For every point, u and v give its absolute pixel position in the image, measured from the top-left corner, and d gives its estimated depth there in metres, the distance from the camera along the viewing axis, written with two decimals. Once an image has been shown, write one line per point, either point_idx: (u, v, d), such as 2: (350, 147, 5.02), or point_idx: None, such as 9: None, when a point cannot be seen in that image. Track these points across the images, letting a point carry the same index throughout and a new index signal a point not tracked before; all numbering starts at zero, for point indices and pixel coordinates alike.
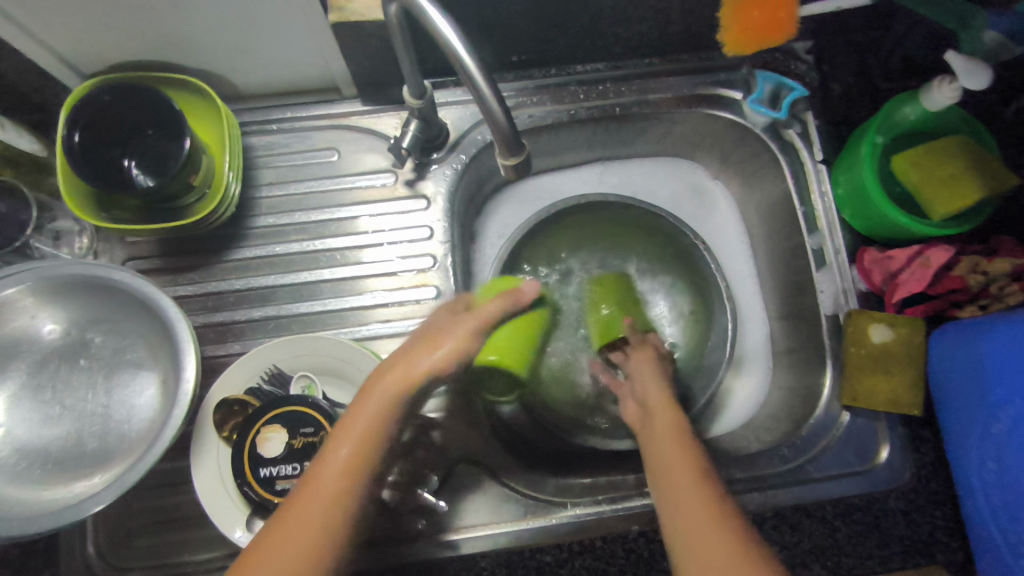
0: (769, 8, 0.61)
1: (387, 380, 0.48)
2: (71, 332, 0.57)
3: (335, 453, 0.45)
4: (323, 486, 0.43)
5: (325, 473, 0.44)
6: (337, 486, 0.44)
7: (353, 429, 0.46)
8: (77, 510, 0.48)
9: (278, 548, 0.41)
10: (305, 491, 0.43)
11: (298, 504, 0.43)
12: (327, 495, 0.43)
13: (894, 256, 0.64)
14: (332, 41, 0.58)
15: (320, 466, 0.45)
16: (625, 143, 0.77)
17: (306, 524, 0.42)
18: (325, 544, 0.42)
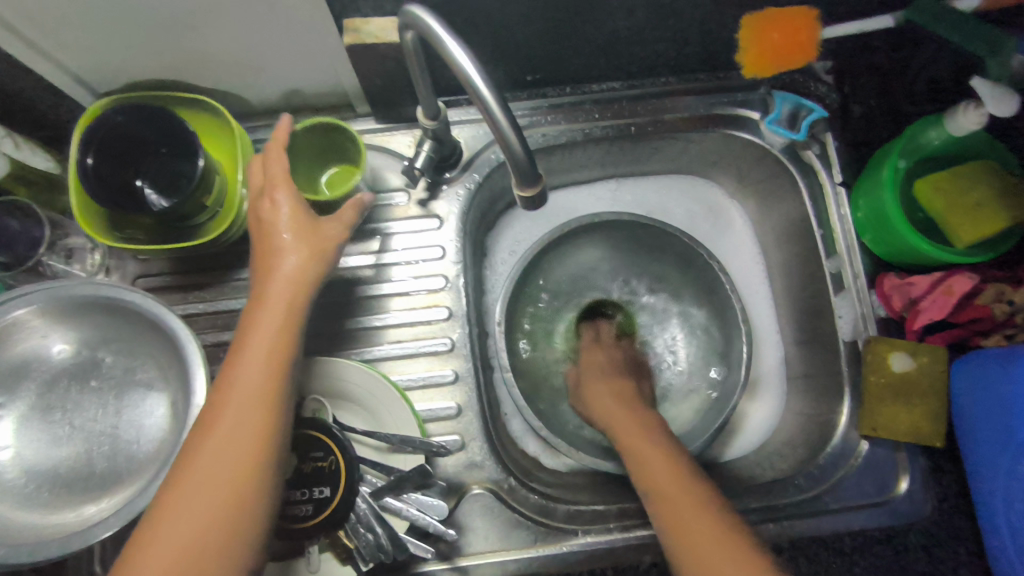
0: (789, 31, 0.60)
1: (277, 312, 0.47)
2: (81, 351, 0.56)
3: (239, 381, 0.45)
4: (231, 413, 0.44)
5: (238, 391, 0.44)
6: (241, 420, 0.44)
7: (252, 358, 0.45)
8: (85, 537, 0.47)
9: (192, 478, 0.42)
10: (216, 424, 0.44)
11: (215, 420, 0.44)
12: (236, 427, 0.43)
13: (915, 283, 0.62)
14: (346, 61, 0.58)
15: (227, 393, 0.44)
16: (639, 162, 0.76)
17: (226, 443, 0.43)
18: (252, 464, 0.43)
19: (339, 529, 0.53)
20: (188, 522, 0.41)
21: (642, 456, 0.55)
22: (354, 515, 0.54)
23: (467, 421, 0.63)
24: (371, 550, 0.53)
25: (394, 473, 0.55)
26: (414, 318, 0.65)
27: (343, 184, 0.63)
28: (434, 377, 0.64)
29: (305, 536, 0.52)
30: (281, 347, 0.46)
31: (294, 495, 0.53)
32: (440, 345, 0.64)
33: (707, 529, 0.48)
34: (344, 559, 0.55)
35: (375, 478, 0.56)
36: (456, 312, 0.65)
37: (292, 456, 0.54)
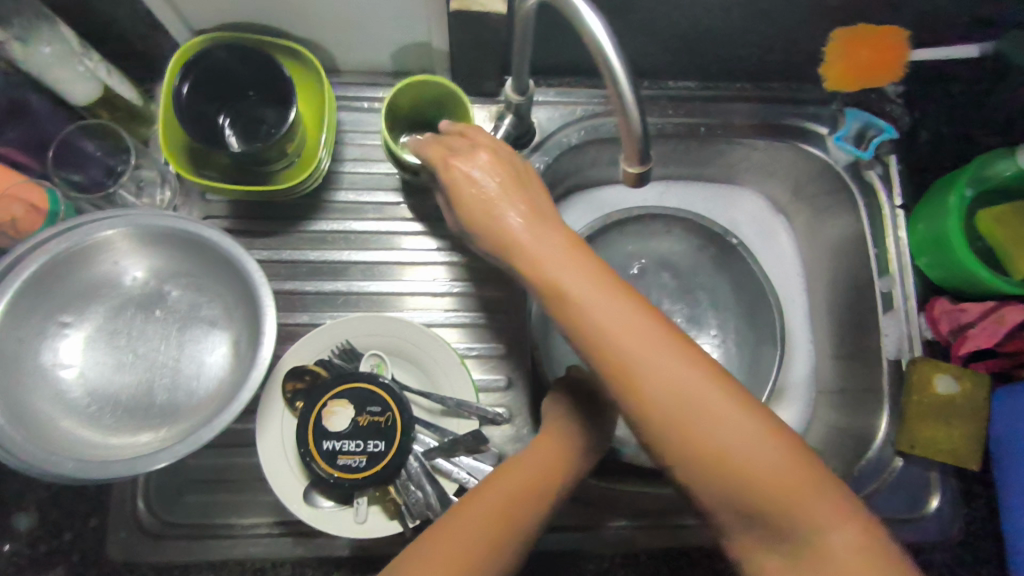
0: (879, 49, 0.62)
1: (535, 454, 0.49)
2: (151, 281, 0.57)
3: (512, 470, 0.47)
4: (475, 522, 0.42)
5: (501, 483, 0.45)
6: (513, 510, 0.43)
7: (534, 465, 0.48)
8: (150, 460, 0.47)
9: (457, 535, 0.41)
10: (472, 503, 0.44)
11: (477, 492, 0.45)
12: (472, 535, 0.41)
13: (966, 309, 0.64)
14: (442, 29, 0.59)
15: (507, 478, 0.46)
16: (700, 164, 0.77)
17: (485, 508, 0.43)
18: (492, 542, 0.41)
19: (389, 484, 0.54)
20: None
21: (711, 430, 0.37)
22: (405, 472, 0.54)
23: (516, 394, 0.63)
24: (419, 508, 0.53)
25: (448, 435, 0.57)
26: (471, 289, 0.66)
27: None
28: (486, 348, 0.64)
29: (358, 487, 0.53)
30: (567, 462, 0.49)
31: (349, 446, 0.54)
32: (494, 319, 0.65)
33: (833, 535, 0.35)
34: (392, 514, 0.54)
35: (428, 438, 0.57)
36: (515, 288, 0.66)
37: (350, 407, 0.55)
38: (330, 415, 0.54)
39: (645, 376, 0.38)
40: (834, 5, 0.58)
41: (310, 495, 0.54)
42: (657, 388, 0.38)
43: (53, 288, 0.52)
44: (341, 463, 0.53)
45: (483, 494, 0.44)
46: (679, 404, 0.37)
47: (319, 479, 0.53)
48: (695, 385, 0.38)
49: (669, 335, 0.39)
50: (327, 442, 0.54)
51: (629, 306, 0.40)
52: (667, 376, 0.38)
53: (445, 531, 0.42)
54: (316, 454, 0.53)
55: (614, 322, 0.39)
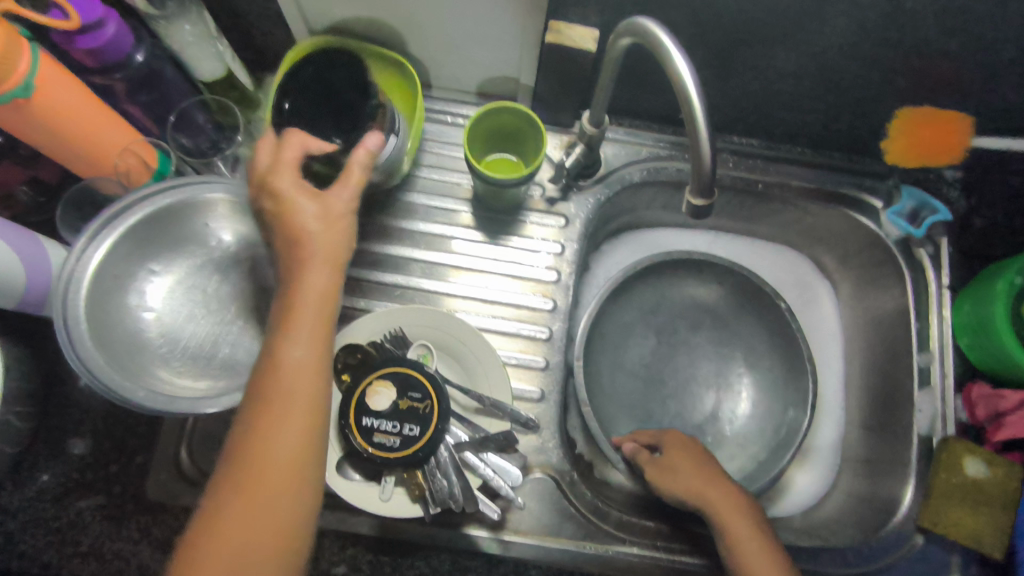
0: (940, 132, 0.65)
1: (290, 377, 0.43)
2: (235, 247, 0.62)
3: (279, 388, 0.43)
4: (256, 468, 0.42)
5: (280, 410, 0.43)
6: (294, 462, 0.43)
7: (297, 389, 0.43)
8: (212, 403, 0.52)
9: (270, 496, 0.42)
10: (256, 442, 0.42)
11: (262, 419, 0.43)
12: (271, 478, 0.42)
13: (1005, 396, 0.64)
14: (533, 58, 0.64)
15: (273, 404, 0.43)
16: (752, 220, 0.80)
17: (278, 452, 0.42)
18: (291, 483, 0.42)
19: (418, 469, 0.56)
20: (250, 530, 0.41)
21: (747, 556, 0.54)
22: (434, 460, 0.57)
23: (546, 407, 0.65)
24: (443, 496, 0.56)
25: (480, 432, 0.59)
26: (519, 301, 0.69)
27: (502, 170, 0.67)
28: (525, 359, 0.67)
29: (388, 465, 0.56)
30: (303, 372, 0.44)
31: (387, 425, 0.57)
32: (538, 333, 0.68)
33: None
34: (416, 498, 0.56)
35: (460, 431, 0.59)
36: (560, 307, 0.69)
37: (392, 390, 0.58)
38: (374, 394, 0.57)
39: (731, 525, 0.55)
40: (902, 85, 0.62)
41: (342, 467, 0.57)
42: (748, 552, 0.54)
43: (152, 236, 0.57)
44: (375, 441, 0.56)
45: (264, 425, 0.43)
46: (754, 563, 0.53)
47: (354, 452, 0.57)
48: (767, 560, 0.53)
49: (745, 515, 0.56)
50: (365, 418, 0.57)
51: (705, 466, 0.59)
52: (745, 542, 0.54)
53: (264, 477, 0.42)
54: (355, 428, 0.56)
55: (695, 478, 0.58)
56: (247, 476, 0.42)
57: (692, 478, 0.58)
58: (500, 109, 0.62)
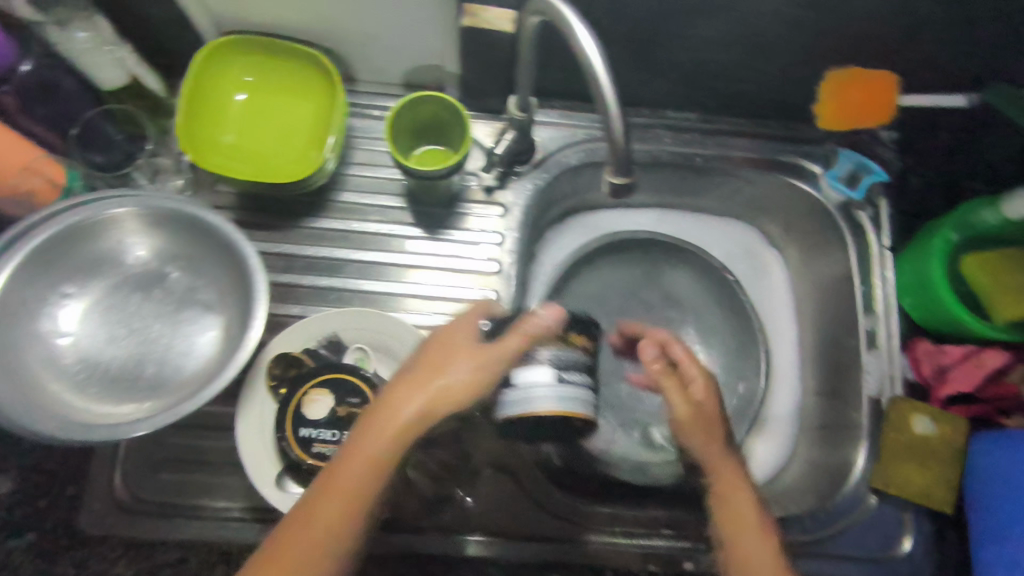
0: (872, 92, 0.64)
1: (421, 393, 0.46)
2: (153, 262, 0.59)
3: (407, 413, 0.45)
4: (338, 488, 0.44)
5: (363, 445, 0.45)
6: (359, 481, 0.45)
7: (375, 441, 0.45)
8: (127, 429, 0.50)
9: (329, 503, 0.44)
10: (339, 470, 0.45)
11: (349, 450, 0.45)
12: (334, 500, 0.44)
13: (947, 351, 0.65)
14: (454, 44, 0.62)
15: (410, 417, 0.46)
16: (696, 194, 0.79)
17: (342, 478, 0.44)
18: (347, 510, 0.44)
19: None
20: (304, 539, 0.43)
21: (736, 519, 0.48)
22: None
23: None
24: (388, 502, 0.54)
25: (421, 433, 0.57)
26: (461, 295, 0.67)
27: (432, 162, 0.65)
28: None
29: None
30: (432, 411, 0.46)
31: (325, 435, 0.55)
32: None
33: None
34: None
35: None
36: (504, 298, 0.68)
37: (329, 396, 0.57)
38: (310, 403, 0.56)
39: (723, 478, 0.49)
40: (828, 48, 0.61)
41: (282, 480, 0.55)
42: (740, 520, 0.48)
43: (59, 258, 0.55)
44: (314, 451, 0.55)
45: (352, 441, 0.46)
46: (744, 534, 0.47)
47: (293, 463, 0.55)
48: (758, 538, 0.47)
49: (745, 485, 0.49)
50: (303, 429, 0.55)
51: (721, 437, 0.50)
52: (737, 512, 0.48)
53: (337, 484, 0.44)
54: (292, 438, 0.55)
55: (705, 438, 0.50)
56: (323, 483, 0.45)
57: (702, 439, 0.50)
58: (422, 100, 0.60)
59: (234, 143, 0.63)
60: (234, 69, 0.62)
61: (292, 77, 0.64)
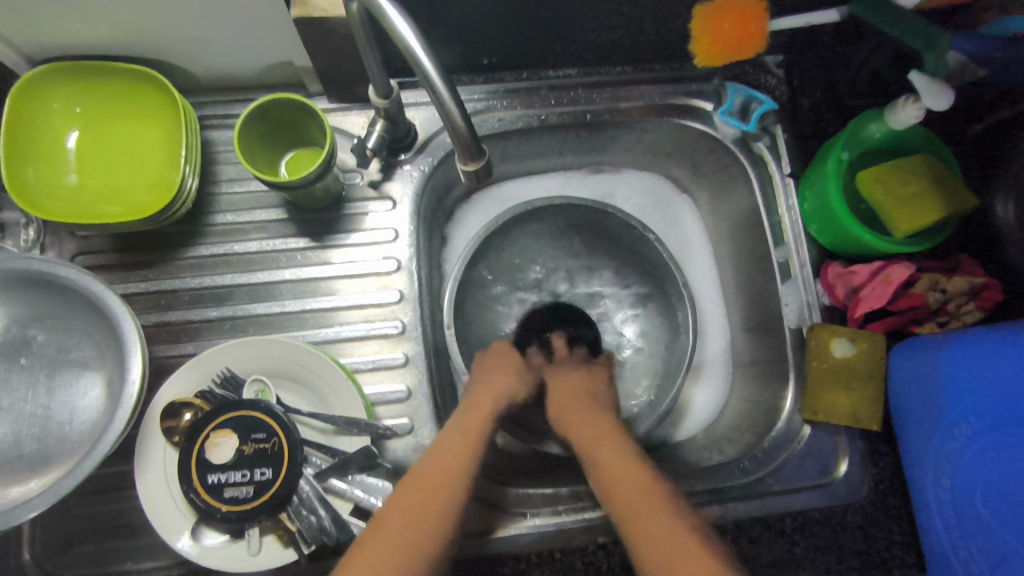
0: (739, 22, 0.62)
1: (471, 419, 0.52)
2: (12, 328, 0.54)
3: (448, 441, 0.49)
4: (401, 513, 0.43)
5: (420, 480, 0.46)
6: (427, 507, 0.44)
7: (430, 477, 0.46)
8: (12, 516, 0.47)
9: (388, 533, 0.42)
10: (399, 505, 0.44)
11: (412, 481, 0.46)
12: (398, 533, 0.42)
13: (857, 272, 0.64)
14: (296, 37, 0.57)
15: (421, 471, 0.47)
16: (596, 151, 0.76)
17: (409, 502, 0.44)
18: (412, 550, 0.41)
19: (281, 510, 0.52)
20: None
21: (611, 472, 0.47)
22: (297, 497, 0.53)
23: (417, 404, 0.62)
24: (313, 533, 0.52)
25: (338, 455, 0.55)
26: (365, 301, 0.64)
27: (305, 168, 0.60)
28: (384, 360, 0.63)
29: (247, 519, 0.51)
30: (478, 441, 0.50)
31: (235, 476, 0.52)
32: (391, 328, 0.64)
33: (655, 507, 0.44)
34: (287, 542, 0.52)
35: (320, 460, 0.56)
36: (409, 295, 0.65)
37: (233, 437, 0.52)
38: (213, 447, 0.52)
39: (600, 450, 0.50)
40: None
41: (197, 530, 0.52)
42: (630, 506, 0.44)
43: None
44: (227, 496, 0.51)
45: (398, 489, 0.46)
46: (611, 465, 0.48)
47: (204, 514, 0.51)
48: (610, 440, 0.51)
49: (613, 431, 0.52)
50: (210, 475, 0.52)
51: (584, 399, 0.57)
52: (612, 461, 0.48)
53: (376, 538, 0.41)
54: (200, 488, 0.51)
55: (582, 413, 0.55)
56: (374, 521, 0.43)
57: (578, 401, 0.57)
58: (271, 102, 0.55)
59: (79, 183, 0.58)
60: (63, 101, 0.57)
61: (122, 99, 0.59)
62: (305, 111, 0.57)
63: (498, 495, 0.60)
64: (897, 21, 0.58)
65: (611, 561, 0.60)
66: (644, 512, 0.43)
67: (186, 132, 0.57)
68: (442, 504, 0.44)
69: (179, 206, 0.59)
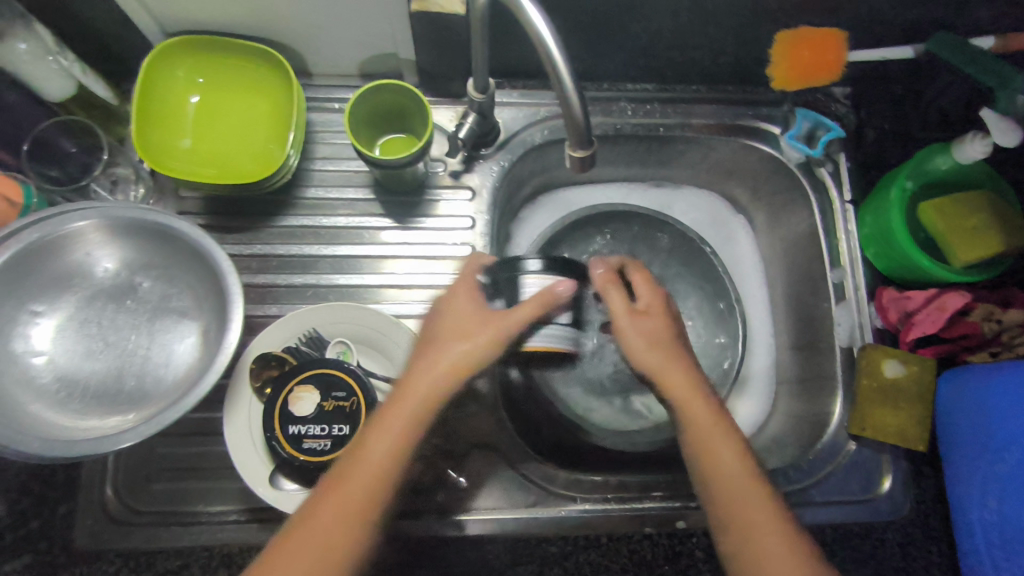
0: (818, 49, 0.65)
1: (422, 373, 0.49)
2: (122, 273, 0.58)
3: (410, 399, 0.48)
4: (358, 482, 0.46)
5: (369, 448, 0.47)
6: (377, 474, 0.46)
7: (380, 447, 0.47)
8: (99, 446, 0.48)
9: (342, 498, 0.45)
10: (349, 471, 0.46)
11: (357, 452, 0.47)
12: (357, 498, 0.45)
13: (911, 297, 0.67)
14: (407, 31, 0.61)
15: (382, 419, 0.48)
16: (663, 165, 0.80)
17: (365, 469, 0.46)
18: (365, 514, 0.45)
19: None
20: (312, 540, 0.44)
21: (712, 449, 0.48)
22: None
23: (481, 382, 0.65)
24: None
25: None
26: (439, 281, 0.68)
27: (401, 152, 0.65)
28: None
29: (323, 470, 0.54)
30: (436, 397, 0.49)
31: (314, 430, 0.55)
32: None
33: (759, 505, 0.47)
34: None
35: None
36: None
37: (316, 392, 0.56)
38: (297, 400, 0.56)
39: (689, 414, 0.49)
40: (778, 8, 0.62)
41: (275, 478, 0.55)
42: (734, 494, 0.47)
43: (27, 276, 0.54)
44: (306, 447, 0.54)
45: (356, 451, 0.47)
46: (699, 422, 0.49)
47: (283, 462, 0.54)
48: (694, 390, 0.50)
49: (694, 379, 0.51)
50: (292, 426, 0.55)
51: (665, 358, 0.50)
52: (708, 431, 0.49)
53: (333, 502, 0.45)
54: (282, 437, 0.54)
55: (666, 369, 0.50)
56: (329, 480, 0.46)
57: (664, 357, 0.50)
58: (381, 85, 0.60)
59: (192, 147, 0.63)
60: (188, 71, 0.62)
61: (240, 76, 0.64)
62: (411, 96, 0.61)
63: (547, 477, 0.62)
64: (973, 60, 0.62)
65: (655, 550, 0.63)
66: (738, 490, 0.47)
67: (295, 111, 0.62)
68: (386, 474, 0.46)
69: (283, 176, 0.63)
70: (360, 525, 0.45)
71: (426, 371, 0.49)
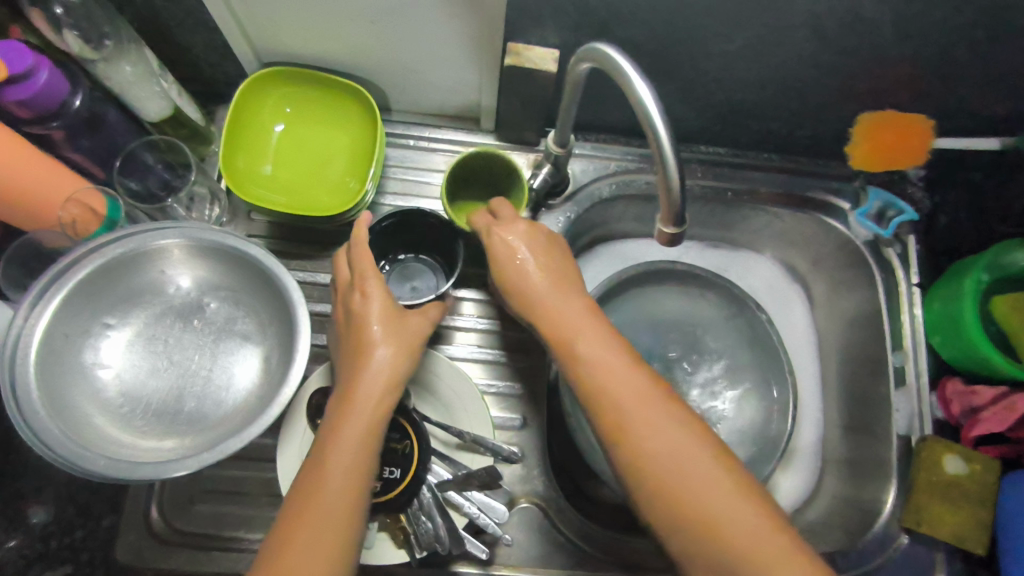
0: (903, 133, 0.67)
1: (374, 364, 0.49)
2: (194, 293, 0.59)
3: (370, 392, 0.48)
4: (335, 477, 0.44)
5: (342, 441, 0.46)
6: (353, 467, 0.45)
7: (351, 443, 0.46)
8: (159, 470, 0.48)
9: (327, 498, 0.44)
10: (323, 469, 0.45)
11: (327, 446, 0.46)
12: (339, 495, 0.44)
13: (977, 392, 0.65)
14: (494, 81, 0.62)
15: (342, 412, 0.47)
16: (726, 228, 0.79)
17: (341, 465, 0.45)
18: (353, 506, 0.44)
19: (400, 513, 0.55)
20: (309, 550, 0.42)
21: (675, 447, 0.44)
22: (418, 502, 0.55)
23: (529, 434, 0.64)
24: (428, 539, 0.54)
25: (461, 469, 0.58)
26: (495, 327, 0.67)
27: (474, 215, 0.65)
28: (504, 386, 0.66)
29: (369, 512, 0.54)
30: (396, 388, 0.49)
31: None
32: (516, 357, 0.67)
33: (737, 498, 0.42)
34: (400, 543, 0.56)
35: (442, 470, 0.58)
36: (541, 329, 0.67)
37: None
38: None
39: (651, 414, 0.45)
40: (863, 90, 0.62)
41: None
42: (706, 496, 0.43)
43: (105, 290, 0.55)
44: None
45: (335, 427, 0.46)
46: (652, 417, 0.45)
47: None
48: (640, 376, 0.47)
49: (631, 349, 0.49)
50: None
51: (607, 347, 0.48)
52: (668, 429, 0.45)
53: (314, 503, 0.43)
54: None
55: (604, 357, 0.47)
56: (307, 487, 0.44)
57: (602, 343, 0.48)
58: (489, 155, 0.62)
59: (273, 173, 0.64)
60: (277, 100, 0.64)
61: (326, 108, 0.65)
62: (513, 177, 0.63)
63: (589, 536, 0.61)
64: None
65: None
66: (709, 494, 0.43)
67: (378, 147, 0.62)
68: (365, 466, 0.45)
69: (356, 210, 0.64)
70: (351, 521, 0.44)
71: (381, 365, 0.49)
